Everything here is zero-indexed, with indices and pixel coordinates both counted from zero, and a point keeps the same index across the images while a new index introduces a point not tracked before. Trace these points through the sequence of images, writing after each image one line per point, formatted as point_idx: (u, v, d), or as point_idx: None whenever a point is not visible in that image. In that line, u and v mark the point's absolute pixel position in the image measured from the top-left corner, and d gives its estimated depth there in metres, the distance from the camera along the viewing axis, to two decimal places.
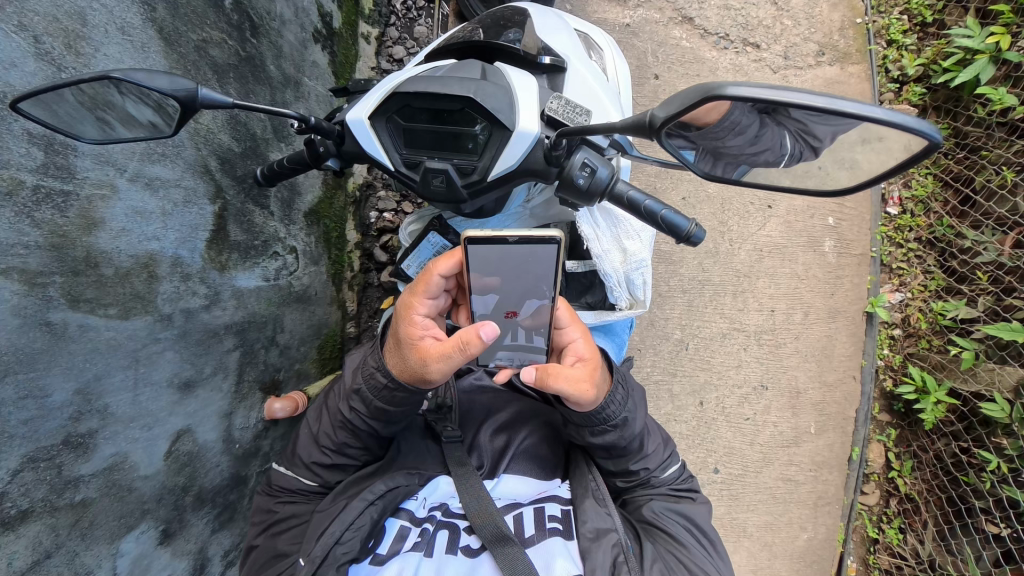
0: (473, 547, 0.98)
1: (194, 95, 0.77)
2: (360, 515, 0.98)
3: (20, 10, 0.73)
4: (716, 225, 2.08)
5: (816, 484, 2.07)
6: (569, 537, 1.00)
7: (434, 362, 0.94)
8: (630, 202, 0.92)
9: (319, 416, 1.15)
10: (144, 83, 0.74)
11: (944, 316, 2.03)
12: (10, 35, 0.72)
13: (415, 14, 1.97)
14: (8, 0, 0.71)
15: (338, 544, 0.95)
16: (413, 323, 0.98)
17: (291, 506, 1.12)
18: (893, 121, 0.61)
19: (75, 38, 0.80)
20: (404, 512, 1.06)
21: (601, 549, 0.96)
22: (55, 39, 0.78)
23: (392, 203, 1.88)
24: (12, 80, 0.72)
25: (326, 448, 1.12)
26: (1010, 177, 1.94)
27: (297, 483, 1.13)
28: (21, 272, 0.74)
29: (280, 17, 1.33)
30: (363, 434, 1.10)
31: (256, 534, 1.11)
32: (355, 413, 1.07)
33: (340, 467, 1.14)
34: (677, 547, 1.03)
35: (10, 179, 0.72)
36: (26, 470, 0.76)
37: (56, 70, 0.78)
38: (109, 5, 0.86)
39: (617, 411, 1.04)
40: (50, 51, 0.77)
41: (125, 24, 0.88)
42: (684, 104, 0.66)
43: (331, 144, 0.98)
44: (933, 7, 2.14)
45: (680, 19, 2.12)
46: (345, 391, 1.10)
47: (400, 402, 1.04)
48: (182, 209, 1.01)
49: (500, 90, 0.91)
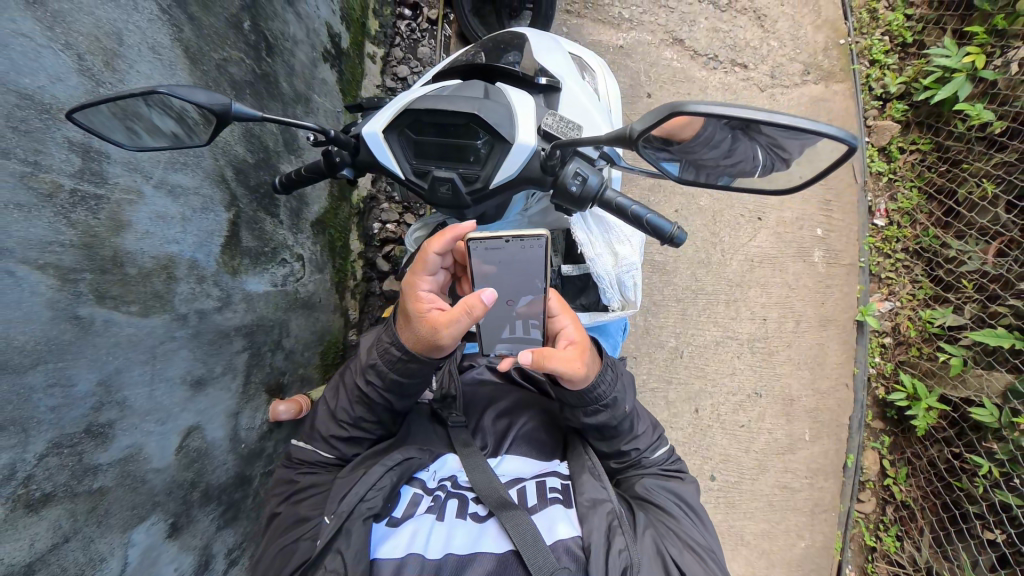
0: (480, 514, 1.02)
1: (228, 109, 0.84)
2: (381, 476, 1.02)
3: (66, 29, 0.80)
4: (708, 236, 2.15)
5: (812, 491, 2.10)
6: (568, 506, 1.04)
7: (445, 330, 0.98)
8: (617, 207, 0.99)
9: (336, 392, 1.19)
10: (185, 97, 0.81)
11: (932, 323, 2.08)
12: (59, 53, 0.80)
13: (419, 36, 2.08)
14: (56, 22, 0.79)
15: (362, 501, 0.98)
16: (418, 298, 1.01)
17: (311, 476, 1.15)
18: (826, 130, 0.72)
19: (111, 56, 0.88)
20: (417, 482, 1.11)
21: (597, 515, 1.00)
22: (95, 57, 0.85)
23: (395, 214, 1.96)
24: (57, 93, 0.79)
25: (344, 422, 1.16)
26: (991, 189, 2.01)
27: (315, 455, 1.17)
28: (55, 268, 0.80)
29: (293, 38, 1.42)
30: (378, 408, 1.15)
31: (278, 503, 1.14)
32: (371, 387, 1.12)
33: (356, 440, 1.18)
34: (668, 519, 1.07)
35: (50, 182, 0.78)
36: (51, 455, 0.81)
37: (95, 85, 0.86)
38: (143, 26, 0.94)
39: (607, 391, 1.09)
40: (90, 67, 0.84)
41: (156, 43, 0.97)
42: (656, 119, 0.74)
43: (347, 154, 1.05)
44: (912, 28, 2.25)
45: (671, 41, 2.23)
46: (361, 366, 1.15)
47: (413, 373, 1.09)
48: (200, 214, 1.07)
49: (501, 107, 0.99)
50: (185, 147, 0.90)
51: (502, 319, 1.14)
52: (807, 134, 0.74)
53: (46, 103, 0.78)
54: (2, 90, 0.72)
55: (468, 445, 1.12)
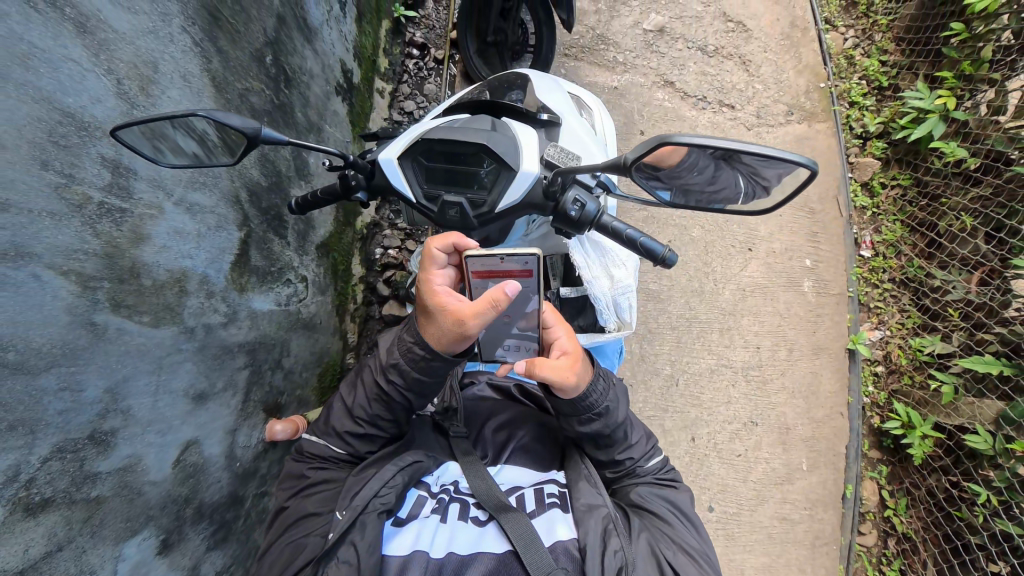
0: (481, 518, 1.03)
1: (258, 133, 0.92)
2: (394, 474, 1.05)
3: (109, 57, 0.89)
4: (701, 266, 2.22)
5: (812, 523, 2.07)
6: (565, 510, 1.06)
7: (470, 320, 0.99)
8: (613, 231, 1.04)
9: (353, 390, 1.23)
10: (222, 121, 0.89)
11: (922, 351, 2.12)
12: (101, 78, 0.88)
13: (425, 74, 2.22)
14: (102, 50, 0.88)
15: (376, 497, 1.00)
16: (436, 293, 1.05)
17: (322, 472, 1.17)
18: (790, 159, 0.80)
19: (146, 82, 0.96)
20: (422, 485, 1.13)
21: (593, 518, 1.01)
22: (132, 82, 0.94)
23: (397, 240, 2.03)
24: (97, 114, 0.87)
25: (360, 419, 1.19)
26: (970, 221, 2.09)
27: (328, 450, 1.20)
28: (77, 275, 0.84)
29: (309, 73, 1.54)
30: (396, 406, 1.17)
31: (286, 497, 1.16)
32: (393, 385, 1.15)
33: (370, 438, 1.21)
34: (663, 525, 1.08)
35: (81, 194, 0.84)
36: (54, 459, 0.82)
37: (129, 107, 0.93)
38: (176, 57, 1.04)
39: (599, 400, 1.12)
40: (127, 91, 0.93)
41: (187, 72, 1.07)
42: (646, 149, 0.80)
43: (362, 178, 1.11)
44: (887, 73, 2.40)
45: (662, 83, 2.37)
46: (382, 365, 1.18)
47: (433, 371, 1.12)
48: (213, 232, 1.14)
49: (507, 139, 1.06)
50: (207, 167, 0.99)
51: (501, 330, 1.14)
52: (779, 161, 0.82)
53: (86, 121, 0.85)
54: (48, 107, 0.79)
55: (470, 453, 1.14)
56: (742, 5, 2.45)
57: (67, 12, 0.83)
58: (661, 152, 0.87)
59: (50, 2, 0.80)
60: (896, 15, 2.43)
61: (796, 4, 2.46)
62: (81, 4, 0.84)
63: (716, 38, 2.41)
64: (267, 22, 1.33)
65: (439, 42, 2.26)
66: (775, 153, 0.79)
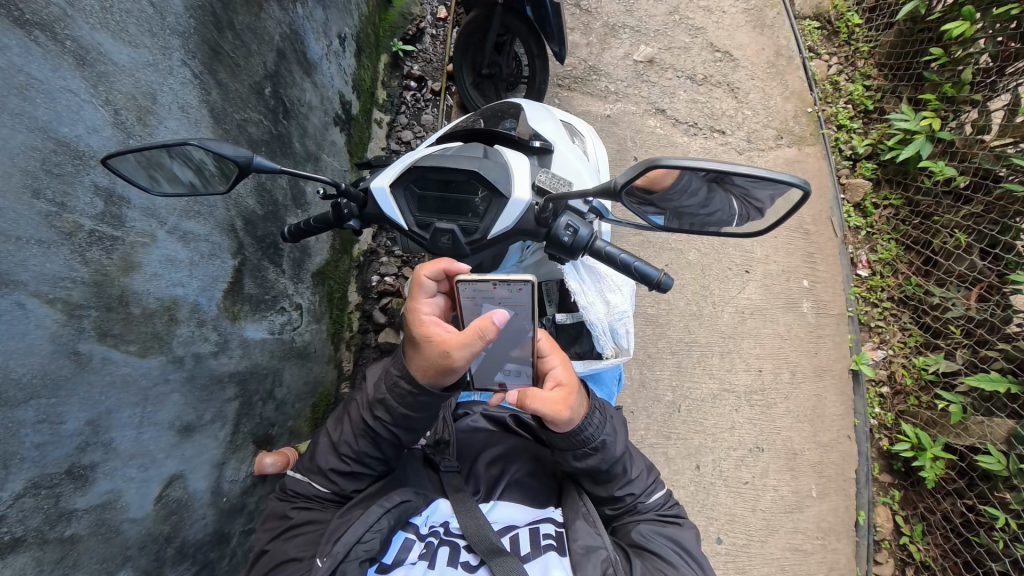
0: (472, 564, 0.99)
1: (250, 162, 0.92)
2: (379, 517, 1.00)
3: (108, 89, 0.91)
4: (698, 288, 2.20)
5: (826, 553, 1.96)
6: (562, 553, 1.03)
7: (455, 351, 0.98)
8: (607, 256, 1.03)
9: (340, 425, 1.19)
10: (213, 149, 0.89)
11: (927, 370, 2.08)
12: (98, 108, 0.89)
13: (423, 105, 2.26)
14: (100, 82, 0.90)
15: (359, 542, 0.96)
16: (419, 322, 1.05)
17: (306, 512, 1.13)
18: (779, 179, 0.79)
19: (145, 113, 0.98)
20: (410, 527, 1.09)
21: (592, 562, 0.99)
22: (130, 113, 0.95)
23: (393, 268, 2.02)
24: (92, 143, 0.88)
25: (346, 456, 1.15)
26: (964, 238, 2.10)
27: (312, 489, 1.16)
28: (64, 302, 0.83)
29: (308, 104, 1.58)
30: (384, 443, 1.14)
31: (268, 539, 1.11)
32: (378, 422, 1.13)
33: (356, 476, 1.17)
34: (667, 567, 1.03)
35: (72, 222, 0.84)
36: (27, 495, 0.78)
37: (126, 137, 0.95)
38: (176, 89, 1.06)
39: (595, 434, 1.08)
40: (124, 122, 0.94)
41: (186, 104, 1.08)
42: (636, 173, 0.80)
43: (354, 207, 1.11)
44: (872, 97, 2.46)
45: (653, 111, 2.42)
46: (368, 400, 1.16)
47: (420, 407, 1.09)
48: (207, 261, 1.14)
49: (499, 165, 1.05)
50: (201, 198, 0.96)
51: (494, 360, 1.11)
52: (771, 183, 0.81)
53: (80, 149, 0.86)
54: (42, 137, 0.80)
55: (460, 490, 1.11)
56: (727, 37, 2.53)
57: (68, 45, 0.84)
58: (652, 175, 0.87)
59: (50, 36, 0.82)
60: (877, 42, 2.50)
61: (779, 34, 2.54)
62: (82, 38, 0.87)
63: (705, 67, 2.48)
64: (267, 55, 1.37)
65: (436, 74, 2.31)
66: (764, 174, 0.78)
